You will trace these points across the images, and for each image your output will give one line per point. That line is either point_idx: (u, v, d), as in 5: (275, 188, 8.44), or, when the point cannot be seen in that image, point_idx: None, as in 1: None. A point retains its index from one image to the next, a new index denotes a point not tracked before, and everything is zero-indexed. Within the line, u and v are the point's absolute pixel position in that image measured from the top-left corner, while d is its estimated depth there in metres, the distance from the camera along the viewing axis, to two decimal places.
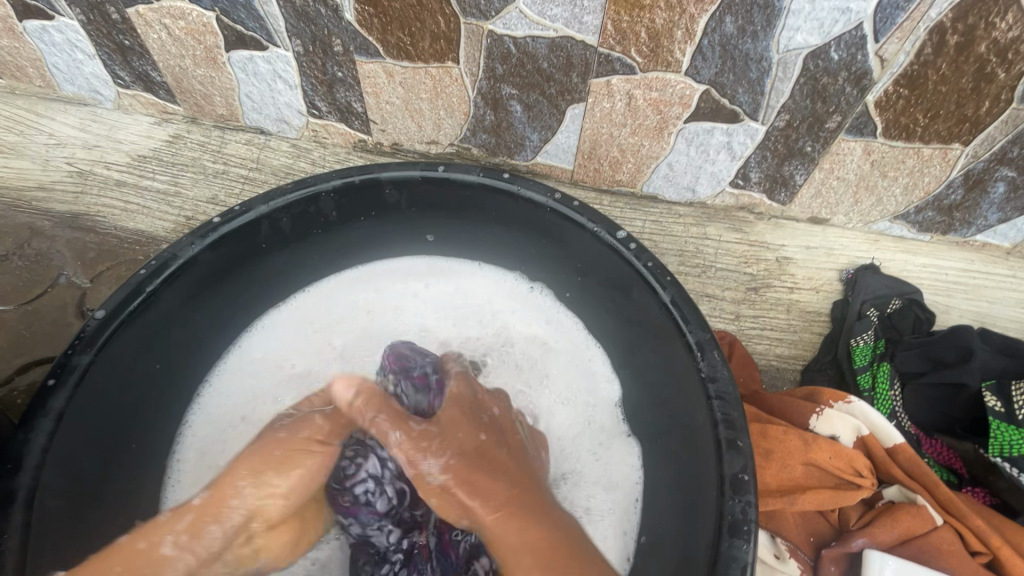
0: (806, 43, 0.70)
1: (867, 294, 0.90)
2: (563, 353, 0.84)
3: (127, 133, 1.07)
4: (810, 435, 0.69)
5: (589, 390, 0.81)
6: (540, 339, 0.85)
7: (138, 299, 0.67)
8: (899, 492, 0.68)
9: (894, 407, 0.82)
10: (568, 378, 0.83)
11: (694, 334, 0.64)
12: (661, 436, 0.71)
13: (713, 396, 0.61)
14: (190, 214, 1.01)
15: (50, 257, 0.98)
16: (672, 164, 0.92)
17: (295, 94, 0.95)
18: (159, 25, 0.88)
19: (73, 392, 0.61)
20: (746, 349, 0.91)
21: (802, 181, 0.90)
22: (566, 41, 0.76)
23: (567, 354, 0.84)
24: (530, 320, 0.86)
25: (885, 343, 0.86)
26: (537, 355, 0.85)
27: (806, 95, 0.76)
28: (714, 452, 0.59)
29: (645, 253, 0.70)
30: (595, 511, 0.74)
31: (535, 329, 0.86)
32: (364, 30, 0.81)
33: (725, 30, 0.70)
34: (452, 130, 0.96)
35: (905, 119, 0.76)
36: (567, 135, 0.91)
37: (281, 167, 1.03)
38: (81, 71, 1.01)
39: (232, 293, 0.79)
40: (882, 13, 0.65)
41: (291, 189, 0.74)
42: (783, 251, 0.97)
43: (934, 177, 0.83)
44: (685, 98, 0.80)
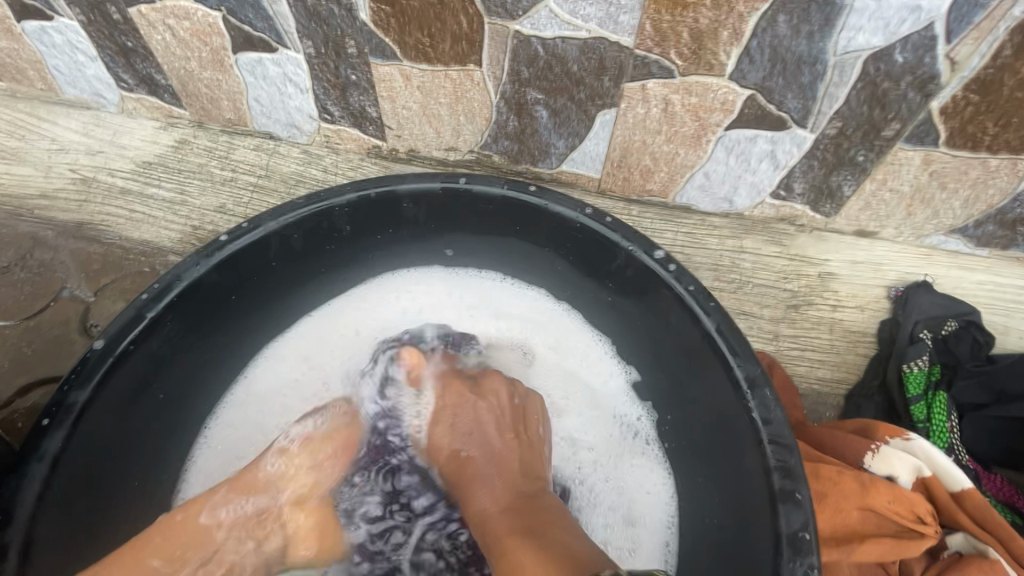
0: (868, 45, 0.63)
1: (921, 314, 0.83)
2: (589, 374, 0.78)
3: (131, 138, 1.02)
4: (867, 476, 0.64)
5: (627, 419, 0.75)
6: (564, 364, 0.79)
7: (140, 326, 0.63)
8: (966, 541, 0.63)
9: (951, 440, 0.76)
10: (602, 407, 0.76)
11: (746, 369, 0.59)
12: (706, 480, 0.65)
13: (766, 440, 0.56)
14: (197, 223, 0.97)
15: (53, 268, 0.94)
16: (709, 173, 0.85)
17: (306, 98, 0.90)
18: (163, 26, 0.83)
19: (69, 433, 0.58)
20: (785, 372, 0.85)
21: (850, 192, 0.83)
22: (599, 43, 0.70)
23: (597, 379, 0.77)
24: (556, 339, 0.80)
25: (941, 370, 0.80)
26: (560, 380, 0.78)
27: (863, 101, 0.69)
28: (768, 504, 0.54)
29: (686, 275, 0.65)
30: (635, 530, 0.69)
31: (560, 351, 0.79)
32: (379, 31, 0.75)
33: (777, 31, 0.64)
34: (472, 137, 0.90)
35: (972, 127, 0.69)
36: (596, 142, 0.85)
37: (292, 174, 0.98)
38: (83, 74, 0.96)
39: (241, 315, 0.74)
40: (958, 11, 0.58)
41: (302, 204, 0.69)
42: (826, 266, 0.90)
43: (1000, 190, 0.76)
44: (728, 104, 0.74)
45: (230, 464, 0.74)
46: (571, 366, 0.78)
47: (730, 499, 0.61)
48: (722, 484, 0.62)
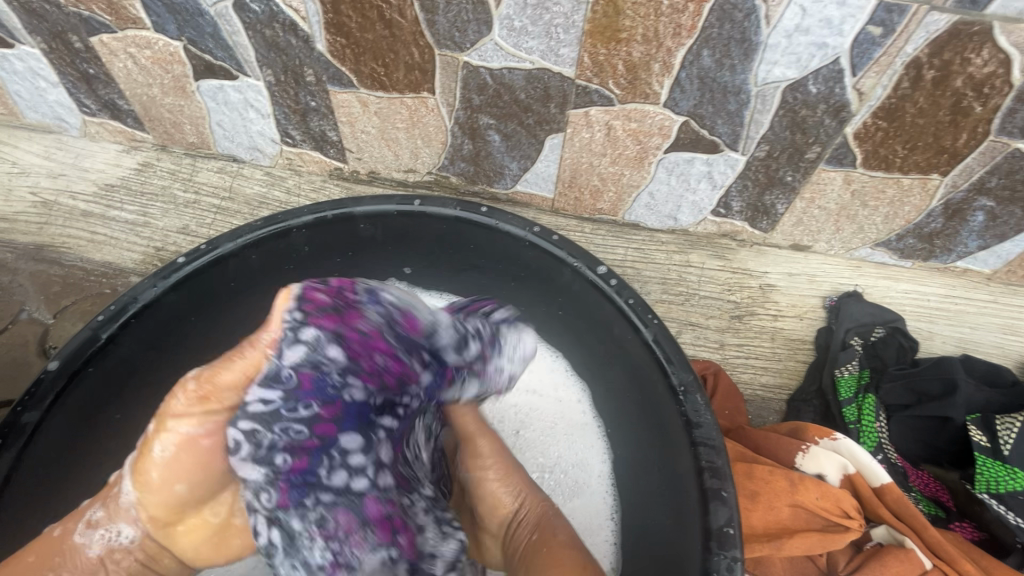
0: (784, 76, 0.69)
1: (851, 322, 0.89)
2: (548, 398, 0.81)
3: (93, 161, 1.03)
4: (798, 475, 0.68)
5: (578, 460, 0.77)
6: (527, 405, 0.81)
7: (95, 346, 0.65)
8: (887, 533, 0.67)
9: (879, 440, 0.81)
10: (553, 452, 0.78)
11: (680, 376, 0.63)
12: (646, 486, 0.69)
13: (697, 443, 0.60)
14: (160, 244, 0.98)
15: (12, 291, 0.94)
16: (653, 192, 0.91)
17: (267, 123, 0.93)
18: (124, 54, 0.85)
19: (19, 453, 0.59)
20: (731, 379, 0.90)
21: (783, 210, 0.89)
22: (543, 73, 0.75)
23: (554, 421, 0.79)
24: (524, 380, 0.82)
25: (870, 374, 0.85)
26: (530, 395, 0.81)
27: (785, 126, 0.75)
28: (698, 502, 0.58)
29: (626, 289, 0.69)
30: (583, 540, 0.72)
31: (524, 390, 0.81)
32: (336, 61, 0.79)
33: (702, 64, 0.70)
34: (430, 159, 0.94)
35: (884, 150, 0.76)
36: (547, 164, 0.90)
37: (255, 196, 1.00)
38: (45, 100, 0.98)
39: (200, 335, 0.76)
40: (858, 48, 0.65)
41: (260, 226, 0.72)
42: (767, 278, 0.96)
43: (915, 207, 0.83)
44: (665, 129, 0.79)
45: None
46: (530, 408, 0.80)
47: (667, 503, 0.64)
48: (660, 490, 0.66)
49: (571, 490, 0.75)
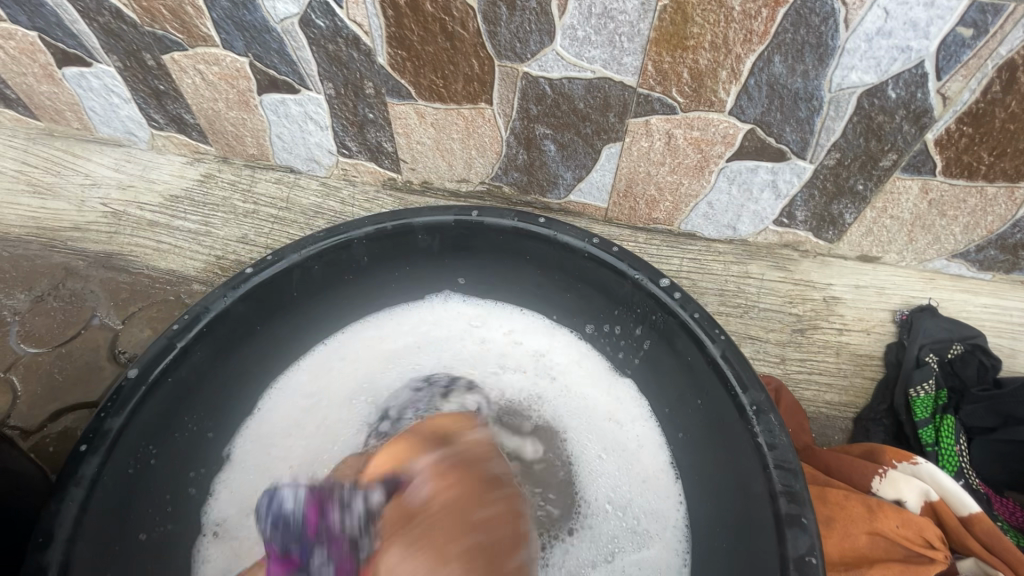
0: (861, 82, 0.66)
1: (926, 338, 0.84)
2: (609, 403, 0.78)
3: (160, 173, 1.08)
4: (875, 501, 0.65)
5: (654, 505, 0.71)
6: (592, 430, 0.77)
7: (171, 355, 0.67)
8: (975, 566, 0.64)
9: (961, 464, 0.77)
10: (619, 489, 0.73)
11: (751, 395, 0.61)
12: (718, 507, 0.66)
13: (771, 465, 0.58)
14: (221, 253, 1.01)
15: (84, 297, 0.98)
16: (712, 202, 0.88)
17: (325, 135, 0.95)
18: (193, 71, 0.89)
19: (104, 458, 0.61)
20: (793, 396, 0.86)
21: (851, 219, 0.85)
22: (604, 82, 0.74)
23: (622, 448, 0.75)
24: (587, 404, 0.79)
25: (948, 394, 0.81)
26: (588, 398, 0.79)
27: (860, 133, 0.72)
28: (774, 527, 0.56)
29: (691, 302, 0.67)
30: (651, 549, 0.69)
31: (581, 413, 0.78)
32: (396, 74, 0.80)
33: (773, 70, 0.67)
34: (483, 169, 0.94)
35: (968, 157, 0.71)
36: (602, 174, 0.89)
37: (311, 206, 1.03)
38: (117, 114, 1.03)
39: (264, 341, 0.78)
40: (946, 51, 0.61)
41: (323, 238, 0.73)
42: (831, 290, 0.92)
43: (998, 217, 0.78)
44: (728, 137, 0.77)
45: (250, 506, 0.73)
46: (592, 428, 0.77)
47: (741, 525, 0.61)
48: (735, 510, 0.63)
49: (639, 539, 0.70)
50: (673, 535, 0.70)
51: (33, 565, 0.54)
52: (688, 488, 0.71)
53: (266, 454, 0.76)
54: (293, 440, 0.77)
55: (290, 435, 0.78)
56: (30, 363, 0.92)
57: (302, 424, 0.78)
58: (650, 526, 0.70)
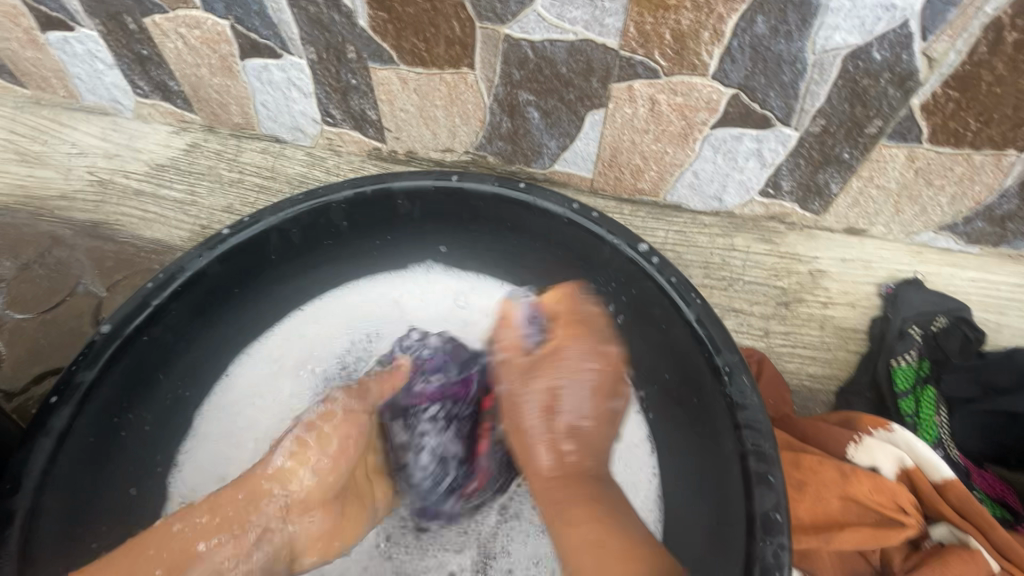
0: (845, 43, 0.65)
1: (910, 311, 0.84)
2: None
3: (146, 142, 1.07)
4: (850, 467, 0.65)
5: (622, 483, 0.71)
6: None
7: (145, 312, 0.67)
8: (948, 532, 0.64)
9: (939, 435, 0.77)
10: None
11: (724, 357, 0.60)
12: (687, 470, 0.66)
13: (741, 425, 0.58)
14: (206, 222, 1.01)
15: (70, 265, 0.98)
16: (698, 171, 0.87)
17: (309, 102, 0.94)
18: (175, 35, 0.88)
19: (76, 410, 0.61)
20: (775, 368, 0.85)
21: (837, 190, 0.84)
22: (586, 45, 0.72)
23: None
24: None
25: (930, 366, 0.80)
26: None
27: (844, 98, 0.71)
28: (742, 486, 0.56)
29: (669, 267, 0.67)
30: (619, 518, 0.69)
31: None
32: (377, 37, 0.79)
33: (756, 31, 0.66)
34: (468, 138, 0.94)
35: (954, 124, 0.70)
36: (586, 142, 0.88)
37: (296, 176, 1.02)
38: (102, 81, 1.02)
39: (242, 303, 0.77)
40: (931, 9, 0.60)
41: (301, 200, 0.73)
42: (817, 264, 0.91)
43: (986, 187, 0.77)
44: (712, 103, 0.75)
45: (221, 471, 0.75)
46: None
47: (711, 487, 0.62)
48: (706, 473, 0.63)
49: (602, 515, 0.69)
50: (645, 505, 0.70)
51: (1, 510, 0.55)
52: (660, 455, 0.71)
53: (235, 418, 0.78)
54: (264, 406, 0.78)
55: (259, 399, 0.79)
56: (15, 329, 0.93)
57: (272, 394, 0.79)
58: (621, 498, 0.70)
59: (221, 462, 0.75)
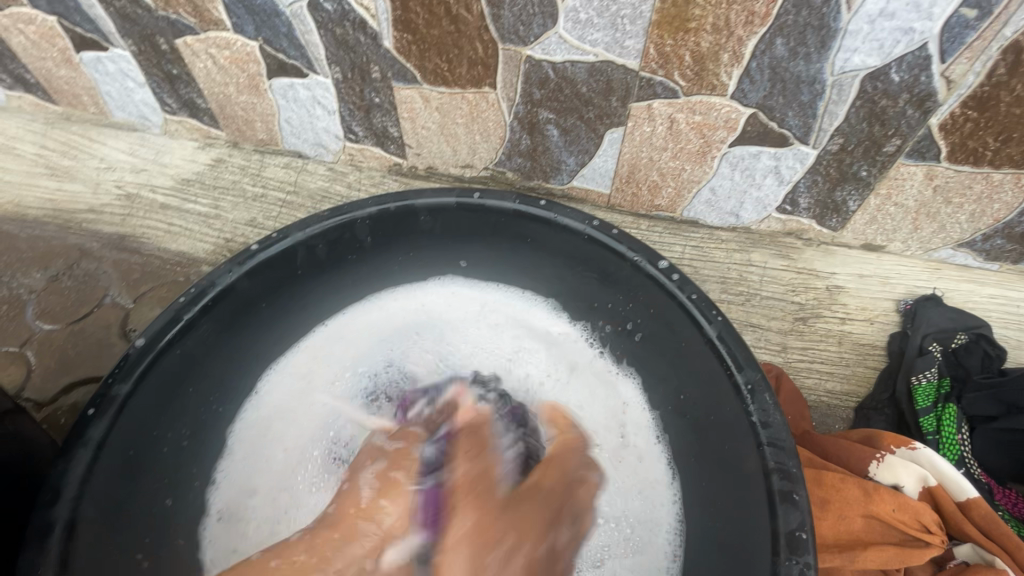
0: (864, 65, 0.66)
1: (929, 327, 0.84)
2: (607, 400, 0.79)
3: (173, 157, 1.10)
4: (872, 484, 0.65)
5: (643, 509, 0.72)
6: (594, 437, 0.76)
7: (177, 327, 0.69)
8: (973, 551, 0.64)
9: (961, 453, 0.76)
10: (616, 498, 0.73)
11: (746, 374, 0.61)
12: (710, 489, 0.67)
13: (765, 442, 0.58)
14: (230, 236, 1.03)
15: (97, 277, 1.00)
16: (715, 188, 0.88)
17: (333, 119, 0.96)
18: (205, 55, 0.91)
19: (112, 421, 0.63)
20: (793, 383, 0.86)
21: (855, 207, 0.85)
22: (606, 66, 0.74)
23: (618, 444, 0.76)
24: (589, 408, 0.79)
25: (951, 383, 0.80)
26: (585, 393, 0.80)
27: (863, 118, 0.72)
28: (767, 504, 0.57)
29: (689, 284, 0.68)
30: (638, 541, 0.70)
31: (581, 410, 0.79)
32: (402, 57, 0.81)
33: (775, 53, 0.67)
34: (488, 155, 0.95)
35: (973, 143, 0.71)
36: (605, 159, 0.89)
37: (319, 191, 1.04)
38: (132, 99, 1.05)
39: (270, 317, 0.79)
40: (950, 32, 0.60)
41: (327, 216, 0.74)
42: (835, 279, 0.91)
43: (1005, 204, 0.77)
44: (731, 122, 0.77)
45: (245, 484, 0.76)
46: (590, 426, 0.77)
47: (734, 506, 0.62)
48: (727, 490, 0.64)
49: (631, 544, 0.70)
50: (665, 528, 0.70)
51: (41, 519, 0.57)
52: (685, 479, 0.71)
53: (265, 438, 0.79)
54: (291, 422, 0.80)
55: (288, 420, 0.80)
56: (44, 340, 0.95)
57: (299, 409, 0.81)
58: (642, 521, 0.71)
59: (251, 478, 0.76)
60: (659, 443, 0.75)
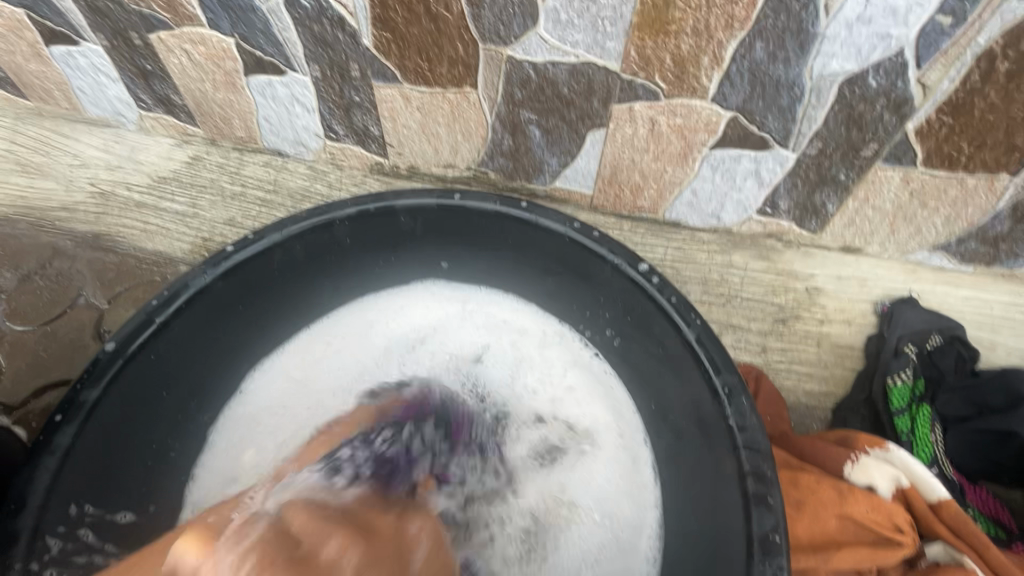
0: (842, 69, 0.66)
1: (905, 329, 0.85)
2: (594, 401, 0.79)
3: (148, 154, 1.08)
4: (847, 486, 0.66)
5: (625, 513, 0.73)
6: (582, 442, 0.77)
7: (148, 330, 0.67)
8: (943, 551, 0.66)
9: (934, 452, 0.78)
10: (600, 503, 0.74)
11: (724, 378, 0.61)
12: (688, 490, 0.68)
13: (741, 446, 0.58)
14: (208, 235, 1.01)
15: (71, 276, 0.98)
16: (696, 190, 0.88)
17: (312, 118, 0.95)
18: (180, 51, 0.88)
19: (79, 428, 0.62)
20: (772, 384, 0.87)
21: (834, 209, 0.86)
22: (587, 67, 0.73)
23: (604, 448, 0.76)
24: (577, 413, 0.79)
25: (925, 384, 0.82)
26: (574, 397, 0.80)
27: (841, 122, 0.72)
28: (741, 508, 0.57)
29: (669, 287, 0.67)
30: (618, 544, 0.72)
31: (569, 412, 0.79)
32: (381, 56, 0.80)
33: (755, 56, 0.67)
34: (470, 155, 0.95)
35: (948, 148, 0.72)
36: (587, 160, 0.89)
37: (299, 189, 1.03)
38: (105, 94, 1.02)
39: (247, 318, 0.78)
40: (926, 39, 0.61)
41: (304, 217, 0.73)
42: (813, 281, 0.92)
43: (979, 209, 0.78)
44: (711, 124, 0.77)
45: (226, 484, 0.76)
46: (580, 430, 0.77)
47: (710, 509, 0.63)
48: (703, 492, 0.65)
49: (614, 550, 0.72)
50: (648, 530, 0.72)
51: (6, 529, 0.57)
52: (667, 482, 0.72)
53: (247, 435, 0.78)
54: (276, 423, 0.79)
55: (270, 423, 0.79)
56: (15, 341, 0.93)
57: (284, 410, 0.80)
58: (624, 524, 0.73)
59: (230, 474, 0.76)
60: (644, 446, 0.75)
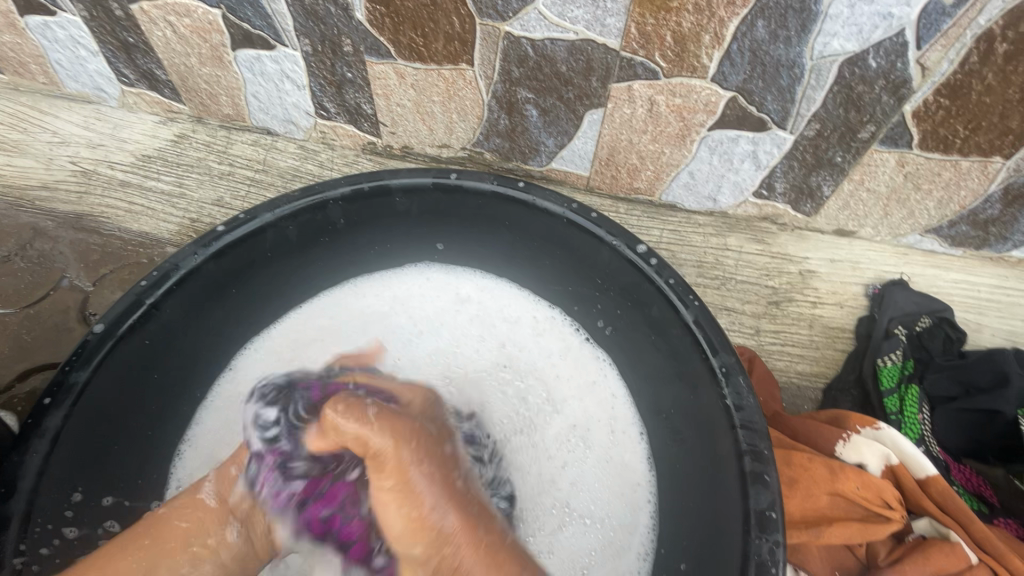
0: (843, 50, 0.65)
1: (894, 310, 0.87)
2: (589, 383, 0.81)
3: (131, 132, 1.04)
4: (838, 464, 0.68)
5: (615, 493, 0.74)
6: (584, 433, 0.78)
7: (138, 311, 0.65)
8: (930, 526, 0.67)
9: (922, 431, 0.80)
10: (600, 496, 0.74)
11: (721, 358, 0.62)
12: (682, 472, 0.70)
13: (738, 425, 0.59)
14: (195, 215, 0.99)
15: (53, 258, 0.95)
16: (693, 172, 0.88)
17: (303, 95, 0.92)
18: (164, 23, 0.85)
19: (69, 411, 0.60)
20: (765, 366, 0.87)
21: (829, 192, 0.86)
22: (587, 44, 0.72)
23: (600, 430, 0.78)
24: (574, 395, 0.80)
25: (914, 364, 0.84)
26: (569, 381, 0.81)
27: (839, 104, 0.72)
28: (738, 485, 0.58)
29: (667, 269, 0.67)
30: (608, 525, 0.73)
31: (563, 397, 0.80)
32: (374, 30, 0.78)
33: (756, 35, 0.66)
34: (465, 134, 0.93)
35: (944, 130, 0.72)
36: (584, 141, 0.88)
37: (289, 169, 1.00)
38: (85, 69, 0.99)
39: (238, 300, 0.77)
40: (927, 18, 0.61)
41: (298, 196, 0.71)
42: (807, 264, 0.93)
43: (972, 192, 0.79)
44: (711, 105, 0.76)
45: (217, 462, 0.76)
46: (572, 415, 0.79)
47: (704, 487, 0.64)
48: (696, 473, 0.67)
49: (614, 544, 0.72)
50: (640, 512, 0.73)
51: None
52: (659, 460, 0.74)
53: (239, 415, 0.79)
54: None
55: None
56: None
57: None
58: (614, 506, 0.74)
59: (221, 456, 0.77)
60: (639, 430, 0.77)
